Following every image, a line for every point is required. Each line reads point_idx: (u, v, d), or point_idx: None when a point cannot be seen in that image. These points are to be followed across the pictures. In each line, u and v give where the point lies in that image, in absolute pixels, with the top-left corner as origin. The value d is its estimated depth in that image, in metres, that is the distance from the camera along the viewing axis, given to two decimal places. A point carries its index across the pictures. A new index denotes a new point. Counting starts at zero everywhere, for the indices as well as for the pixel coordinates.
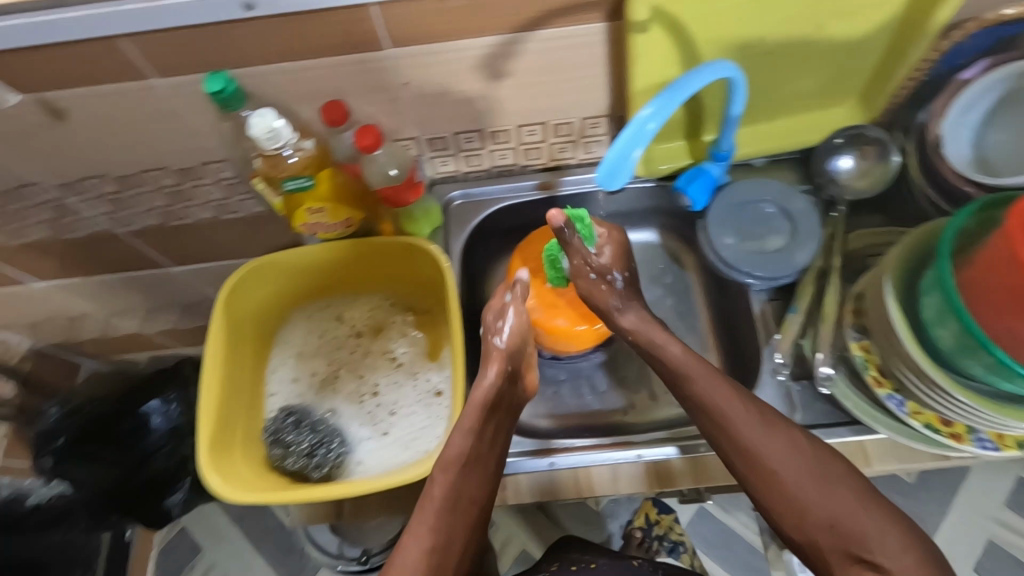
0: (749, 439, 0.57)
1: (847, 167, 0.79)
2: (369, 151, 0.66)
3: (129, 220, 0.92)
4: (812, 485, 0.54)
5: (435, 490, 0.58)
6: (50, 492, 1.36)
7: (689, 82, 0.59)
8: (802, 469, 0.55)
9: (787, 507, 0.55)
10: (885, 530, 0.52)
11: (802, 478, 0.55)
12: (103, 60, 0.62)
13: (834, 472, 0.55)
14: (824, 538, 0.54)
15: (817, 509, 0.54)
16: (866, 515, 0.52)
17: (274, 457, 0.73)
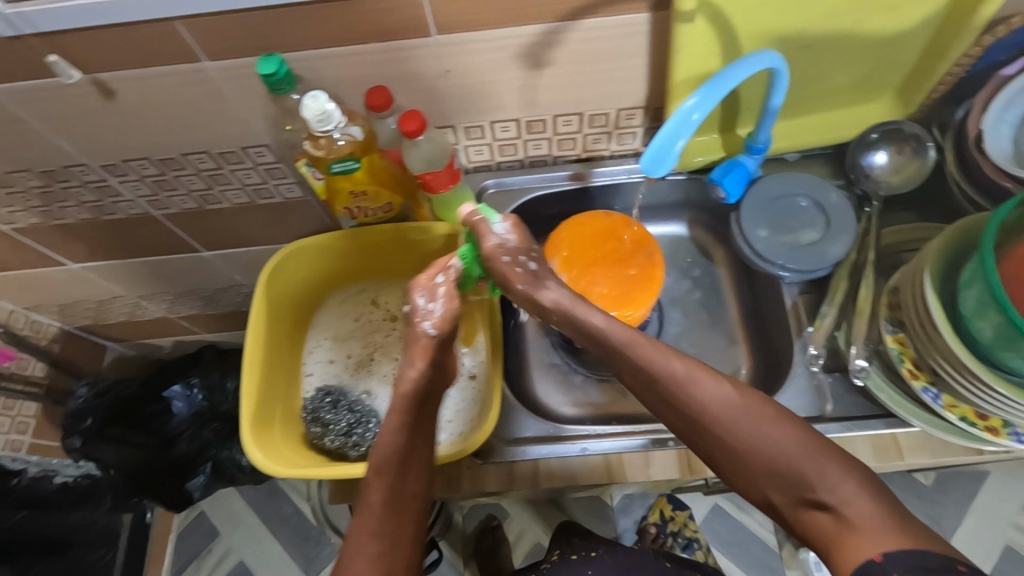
0: (669, 385, 0.55)
1: (883, 162, 0.79)
2: (412, 137, 0.67)
3: (166, 202, 0.94)
4: (743, 427, 0.52)
5: (372, 496, 0.54)
6: (77, 471, 1.42)
7: (734, 73, 0.59)
8: (727, 411, 0.53)
9: (730, 458, 0.53)
10: (824, 465, 0.49)
11: (733, 422, 0.52)
12: (157, 41, 0.63)
13: (764, 412, 0.52)
14: (772, 488, 0.51)
15: (759, 452, 0.51)
16: (801, 454, 0.50)
17: (312, 436, 0.74)
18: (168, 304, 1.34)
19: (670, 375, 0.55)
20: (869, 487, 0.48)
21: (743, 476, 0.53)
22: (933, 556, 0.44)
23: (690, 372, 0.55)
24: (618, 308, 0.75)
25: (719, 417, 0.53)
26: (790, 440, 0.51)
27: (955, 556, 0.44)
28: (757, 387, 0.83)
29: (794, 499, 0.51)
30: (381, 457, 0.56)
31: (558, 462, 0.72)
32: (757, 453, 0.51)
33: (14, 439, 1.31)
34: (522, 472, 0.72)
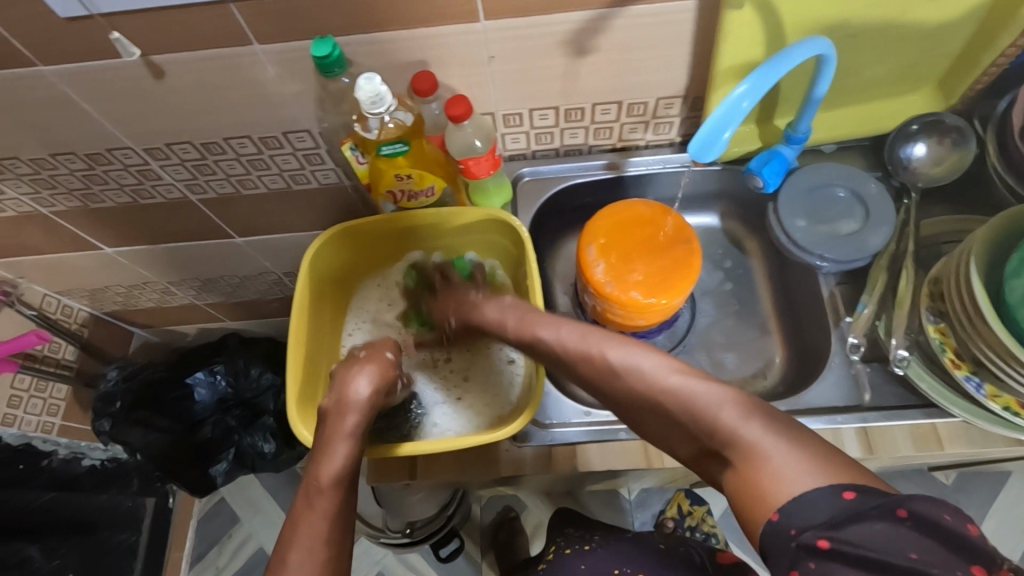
0: (565, 359, 0.57)
1: (923, 153, 0.80)
2: (459, 122, 0.68)
3: (203, 187, 0.95)
4: (631, 374, 0.51)
5: (317, 503, 0.55)
6: (104, 455, 1.45)
7: (787, 58, 0.59)
8: (612, 367, 0.52)
9: (632, 413, 0.53)
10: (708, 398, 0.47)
11: (623, 387, 0.52)
12: (210, 23, 0.64)
13: (646, 363, 0.51)
14: (687, 443, 0.50)
15: (652, 405, 0.50)
16: (685, 401, 0.48)
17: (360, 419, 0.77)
18: (195, 291, 1.36)
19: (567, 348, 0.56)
20: (756, 412, 0.46)
21: (651, 425, 0.52)
22: (826, 492, 0.41)
23: (584, 335, 0.56)
24: (656, 295, 0.75)
25: (612, 367, 0.52)
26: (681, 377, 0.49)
27: (840, 483, 0.41)
28: (791, 378, 0.83)
29: (698, 446, 0.48)
30: (337, 472, 0.58)
31: (595, 448, 0.73)
32: (652, 398, 0.50)
33: (44, 421, 1.33)
34: (560, 455, 0.73)
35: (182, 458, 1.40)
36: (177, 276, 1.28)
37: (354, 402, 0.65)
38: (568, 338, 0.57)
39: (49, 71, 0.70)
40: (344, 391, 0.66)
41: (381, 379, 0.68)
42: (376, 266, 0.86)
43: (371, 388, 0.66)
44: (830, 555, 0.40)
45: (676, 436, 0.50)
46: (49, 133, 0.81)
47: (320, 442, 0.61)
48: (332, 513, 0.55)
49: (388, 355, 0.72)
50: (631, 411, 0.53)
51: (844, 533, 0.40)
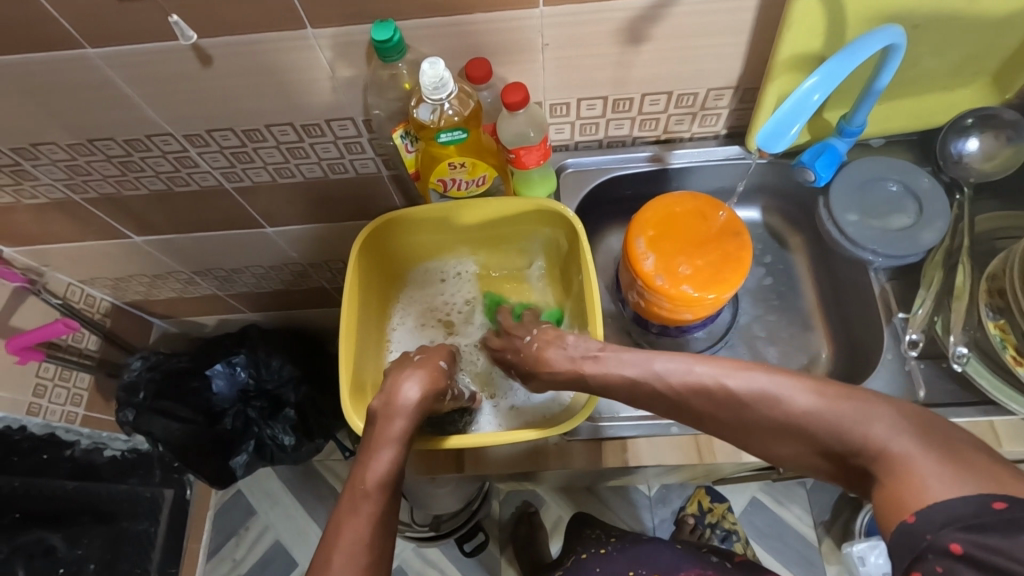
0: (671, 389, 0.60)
1: (975, 149, 0.78)
2: (514, 110, 0.67)
3: (239, 175, 0.94)
4: (763, 403, 0.55)
5: (363, 506, 0.55)
6: (124, 446, 1.44)
7: (861, 48, 0.58)
8: (737, 396, 0.56)
9: (764, 439, 0.56)
10: (852, 417, 0.51)
11: (746, 412, 0.56)
12: (265, 6, 0.63)
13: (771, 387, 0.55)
14: (820, 456, 0.54)
15: (784, 424, 0.54)
16: (822, 419, 0.52)
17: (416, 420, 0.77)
18: (220, 282, 1.34)
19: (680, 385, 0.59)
20: (899, 425, 0.49)
21: (792, 447, 0.55)
22: (970, 499, 0.44)
23: (705, 367, 0.59)
24: (704, 290, 0.74)
25: (738, 395, 0.56)
26: (823, 400, 0.53)
27: (990, 492, 0.44)
28: (838, 374, 0.82)
29: (841, 460, 0.53)
30: (380, 475, 0.58)
31: (646, 443, 0.72)
32: (790, 422, 0.54)
33: (68, 410, 1.32)
34: (609, 449, 0.72)
35: (203, 449, 1.40)
36: (203, 266, 1.26)
37: (401, 407, 0.64)
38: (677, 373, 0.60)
39: (95, 53, 0.69)
40: (393, 396, 0.65)
41: (432, 386, 0.67)
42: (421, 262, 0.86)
43: (422, 395, 0.65)
44: (966, 559, 0.43)
45: (816, 452, 0.54)
46: (91, 117, 0.80)
47: (369, 444, 0.61)
48: (375, 518, 0.55)
49: (441, 364, 0.70)
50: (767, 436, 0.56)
51: (985, 539, 0.42)
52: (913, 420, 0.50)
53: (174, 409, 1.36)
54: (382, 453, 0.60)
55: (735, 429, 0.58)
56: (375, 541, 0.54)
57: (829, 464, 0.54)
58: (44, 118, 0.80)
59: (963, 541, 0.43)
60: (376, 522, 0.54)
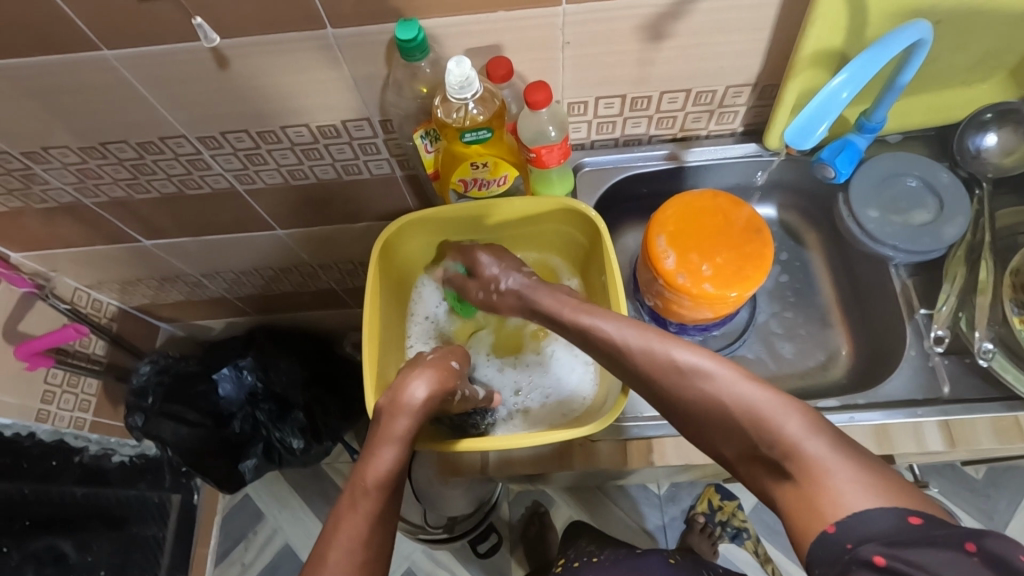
0: (611, 348, 0.60)
1: (993, 144, 0.79)
2: (538, 109, 0.66)
3: (253, 178, 0.93)
4: (698, 383, 0.54)
5: (361, 505, 0.55)
6: (133, 451, 1.43)
7: (890, 45, 0.58)
8: (671, 369, 0.56)
9: (690, 420, 0.55)
10: (779, 412, 0.50)
11: (673, 385, 0.56)
12: (284, 8, 0.63)
13: (706, 366, 0.54)
14: (732, 446, 0.53)
15: (704, 404, 0.53)
16: (744, 410, 0.51)
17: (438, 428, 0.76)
18: (228, 285, 1.34)
19: (626, 352, 0.59)
20: (818, 431, 0.48)
21: (713, 434, 0.54)
22: (888, 512, 0.43)
23: (650, 336, 0.58)
24: (726, 288, 0.74)
25: (675, 370, 0.55)
26: (756, 391, 0.51)
27: (906, 508, 0.43)
28: (859, 370, 0.82)
29: (758, 458, 0.51)
30: (383, 474, 0.58)
31: (672, 443, 0.72)
32: (714, 407, 0.53)
33: (76, 416, 1.31)
34: (635, 449, 0.72)
35: (212, 453, 1.39)
36: (211, 268, 1.25)
37: (407, 406, 0.63)
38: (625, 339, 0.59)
39: (111, 54, 0.68)
40: (400, 394, 0.64)
41: (441, 385, 0.66)
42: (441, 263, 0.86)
43: (427, 396, 0.64)
44: (887, 572, 0.41)
45: (735, 446, 0.53)
46: (106, 120, 0.79)
47: (372, 441, 0.61)
48: (373, 516, 0.55)
49: (453, 364, 0.70)
50: (693, 418, 0.55)
51: (904, 552, 0.41)
52: (832, 431, 0.49)
53: (184, 413, 1.35)
54: (383, 449, 0.60)
55: (666, 404, 0.57)
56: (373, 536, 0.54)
57: (746, 462, 0.53)
58: (57, 121, 0.79)
59: (884, 553, 0.42)
60: (372, 520, 0.55)
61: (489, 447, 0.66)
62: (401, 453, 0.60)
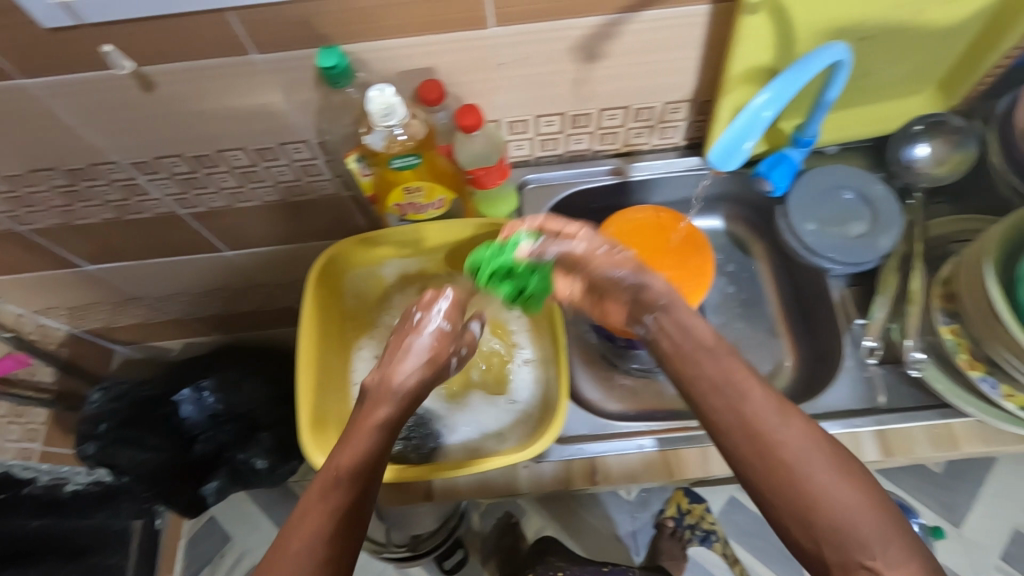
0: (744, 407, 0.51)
1: (925, 154, 0.79)
2: (469, 132, 0.66)
3: (194, 201, 0.91)
4: (814, 469, 0.48)
5: (336, 502, 0.51)
6: (88, 479, 1.34)
7: (809, 64, 0.59)
8: (797, 451, 0.49)
9: (785, 491, 0.49)
10: (887, 532, 0.47)
11: (797, 461, 0.49)
12: (207, 34, 0.61)
13: (839, 459, 0.49)
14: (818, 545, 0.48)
15: (821, 495, 0.48)
16: (862, 517, 0.47)
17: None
18: (184, 307, 1.30)
19: (747, 411, 0.51)
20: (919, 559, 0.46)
21: (796, 520, 0.49)
22: None
23: (774, 402, 0.51)
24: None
25: (799, 451, 0.49)
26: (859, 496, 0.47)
27: None
28: (804, 379, 0.83)
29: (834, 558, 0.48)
30: (351, 469, 0.53)
31: (615, 460, 0.72)
32: (823, 503, 0.48)
33: (24, 447, 1.26)
34: (579, 470, 0.72)
35: (179, 475, 1.36)
36: (163, 290, 1.22)
37: (394, 392, 0.57)
38: (750, 395, 0.51)
39: (30, 83, 0.66)
40: (389, 377, 0.58)
41: (432, 359, 0.60)
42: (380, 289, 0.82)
43: (418, 381, 0.58)
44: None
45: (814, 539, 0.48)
46: (33, 148, 0.77)
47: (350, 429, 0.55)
48: (341, 514, 0.51)
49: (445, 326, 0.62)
50: (788, 497, 0.49)
51: None
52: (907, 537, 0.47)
53: (143, 438, 1.31)
54: (362, 438, 0.54)
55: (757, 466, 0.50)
56: (342, 527, 0.51)
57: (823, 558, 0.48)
58: None
59: None
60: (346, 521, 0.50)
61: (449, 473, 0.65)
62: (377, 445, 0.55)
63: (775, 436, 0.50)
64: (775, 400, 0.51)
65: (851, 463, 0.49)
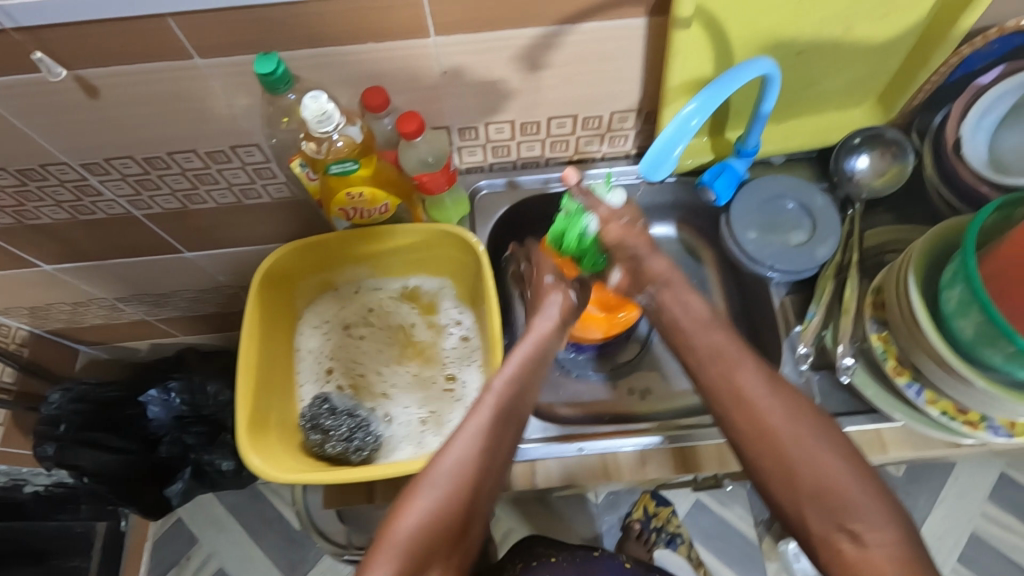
0: (741, 383, 0.55)
1: (865, 166, 0.81)
2: (411, 138, 0.67)
3: (148, 203, 0.91)
4: (800, 441, 0.52)
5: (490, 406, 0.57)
6: (48, 481, 1.37)
7: (737, 76, 0.61)
8: (793, 421, 0.53)
9: (770, 458, 0.53)
10: (868, 502, 0.50)
11: (788, 428, 0.53)
12: (147, 38, 0.62)
13: (829, 435, 0.53)
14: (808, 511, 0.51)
15: (808, 463, 0.51)
16: (847, 480, 0.51)
17: (309, 442, 0.70)
18: (147, 308, 1.29)
19: (736, 386, 0.55)
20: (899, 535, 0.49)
21: (782, 484, 0.52)
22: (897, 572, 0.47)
23: (763, 377, 0.55)
24: (614, 311, 0.81)
25: (794, 419, 0.53)
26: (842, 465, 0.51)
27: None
28: None
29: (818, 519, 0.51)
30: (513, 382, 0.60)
31: (555, 463, 0.73)
32: (814, 469, 0.51)
33: None
34: (519, 473, 0.73)
35: (142, 477, 1.35)
36: (125, 291, 1.21)
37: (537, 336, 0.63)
38: (740, 373, 0.55)
39: None
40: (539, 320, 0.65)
41: (564, 316, 0.66)
42: (324, 275, 0.79)
43: (551, 334, 0.64)
44: None
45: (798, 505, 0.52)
46: None
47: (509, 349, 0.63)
48: (499, 418, 0.57)
49: (547, 279, 0.69)
50: (773, 464, 0.53)
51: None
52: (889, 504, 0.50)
53: (108, 439, 1.29)
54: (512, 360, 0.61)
55: (743, 435, 0.54)
56: (496, 445, 0.56)
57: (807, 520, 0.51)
58: None
59: None
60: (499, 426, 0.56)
61: (391, 474, 0.64)
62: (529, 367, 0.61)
63: (761, 409, 0.54)
64: (767, 378, 0.55)
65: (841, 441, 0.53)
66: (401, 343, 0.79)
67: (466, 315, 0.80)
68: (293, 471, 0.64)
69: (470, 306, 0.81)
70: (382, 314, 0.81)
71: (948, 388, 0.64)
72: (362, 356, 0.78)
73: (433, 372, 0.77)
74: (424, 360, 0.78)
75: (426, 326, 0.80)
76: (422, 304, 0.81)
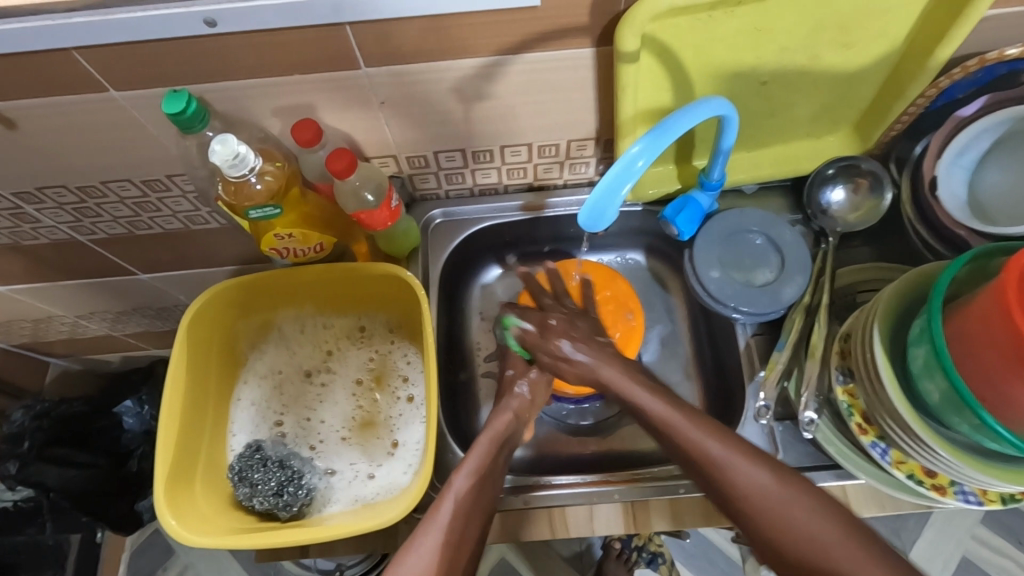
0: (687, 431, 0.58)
1: (841, 200, 0.76)
2: (343, 177, 0.63)
3: (91, 228, 0.87)
4: (777, 507, 0.51)
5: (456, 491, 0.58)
6: (16, 496, 1.23)
7: (687, 117, 0.55)
8: (764, 495, 0.52)
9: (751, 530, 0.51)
10: (870, 572, 0.45)
11: (762, 497, 0.52)
12: (55, 72, 0.58)
13: (806, 499, 0.50)
14: None
15: (797, 541, 0.49)
16: (846, 551, 0.46)
17: (240, 495, 0.69)
18: (110, 324, 1.19)
19: (707, 456, 0.55)
20: None
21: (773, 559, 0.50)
22: None
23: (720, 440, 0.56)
24: None
25: (761, 492, 0.52)
26: (833, 536, 0.47)
27: None
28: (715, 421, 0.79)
29: None
30: (478, 466, 0.61)
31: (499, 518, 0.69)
32: (802, 545, 0.48)
33: None
34: None
35: (108, 493, 1.22)
36: (87, 309, 1.12)
37: (495, 433, 0.66)
38: (680, 424, 0.58)
39: None
40: (499, 419, 0.68)
41: (519, 414, 0.69)
42: (268, 315, 0.77)
43: (506, 424, 0.67)
44: None
45: None
46: None
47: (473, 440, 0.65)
48: (462, 505, 0.57)
49: (507, 371, 0.74)
50: (758, 532, 0.52)
51: None
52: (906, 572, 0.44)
53: (73, 454, 1.17)
54: (472, 453, 0.63)
55: (724, 504, 0.54)
56: (461, 544, 0.54)
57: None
58: None
59: None
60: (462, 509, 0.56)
61: (310, 540, 0.60)
62: (484, 454, 0.63)
63: (733, 477, 0.53)
64: (736, 454, 0.55)
65: (832, 505, 0.50)
66: (345, 394, 0.77)
67: (412, 361, 0.78)
68: (212, 532, 0.63)
69: (417, 350, 0.78)
70: (326, 359, 0.79)
71: (915, 452, 0.60)
72: (304, 405, 0.77)
73: (374, 427, 0.75)
74: (365, 406, 0.77)
75: (369, 379, 0.78)
76: (367, 352, 0.79)
